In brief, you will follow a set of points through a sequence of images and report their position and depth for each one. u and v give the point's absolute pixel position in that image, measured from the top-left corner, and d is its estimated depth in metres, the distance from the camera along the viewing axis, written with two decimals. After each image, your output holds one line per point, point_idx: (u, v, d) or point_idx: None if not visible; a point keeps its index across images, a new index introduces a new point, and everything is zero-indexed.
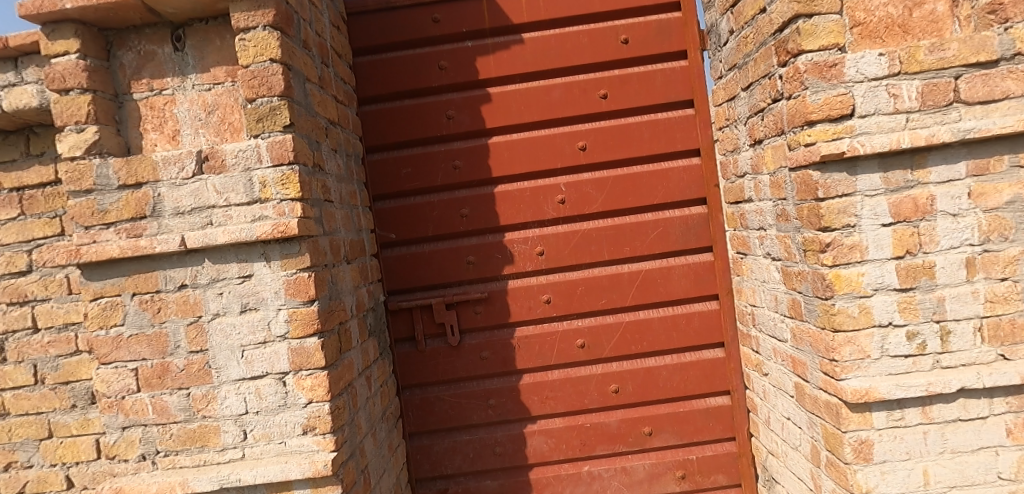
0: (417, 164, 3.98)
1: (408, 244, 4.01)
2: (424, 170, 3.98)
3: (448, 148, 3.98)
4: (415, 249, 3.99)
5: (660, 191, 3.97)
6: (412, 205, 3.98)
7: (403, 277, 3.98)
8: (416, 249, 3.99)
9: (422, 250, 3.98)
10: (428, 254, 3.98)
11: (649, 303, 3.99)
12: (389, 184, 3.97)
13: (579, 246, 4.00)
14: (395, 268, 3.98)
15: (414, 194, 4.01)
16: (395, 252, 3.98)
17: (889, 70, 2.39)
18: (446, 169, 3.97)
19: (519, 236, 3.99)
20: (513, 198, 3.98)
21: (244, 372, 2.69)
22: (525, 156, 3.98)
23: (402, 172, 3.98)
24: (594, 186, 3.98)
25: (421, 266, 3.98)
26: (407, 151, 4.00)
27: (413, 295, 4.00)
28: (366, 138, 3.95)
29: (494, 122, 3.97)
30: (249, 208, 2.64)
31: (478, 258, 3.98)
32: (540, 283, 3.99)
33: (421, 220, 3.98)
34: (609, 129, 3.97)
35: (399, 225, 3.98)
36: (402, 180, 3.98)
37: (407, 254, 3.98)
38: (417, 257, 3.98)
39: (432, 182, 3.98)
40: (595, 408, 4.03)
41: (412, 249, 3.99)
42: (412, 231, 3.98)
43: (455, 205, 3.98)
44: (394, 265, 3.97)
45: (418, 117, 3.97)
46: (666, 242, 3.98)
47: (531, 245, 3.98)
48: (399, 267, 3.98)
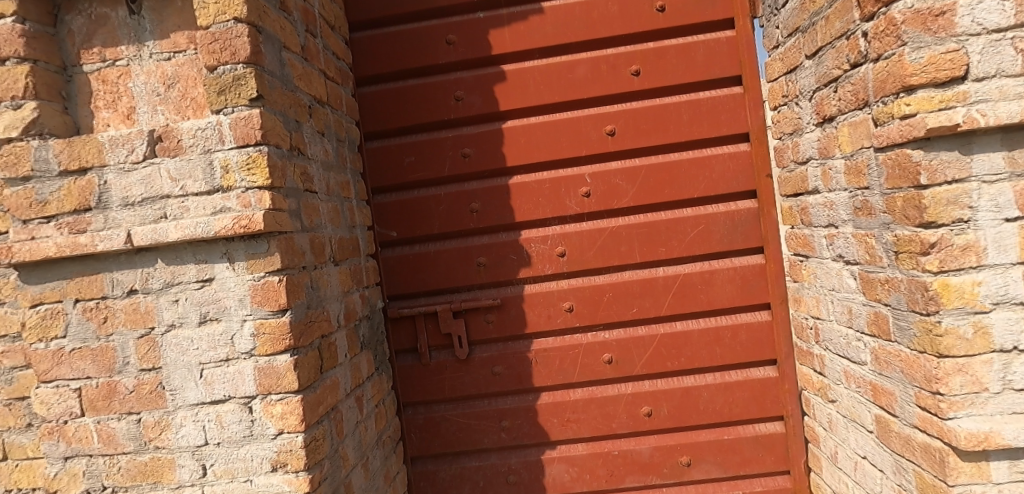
0: (421, 153, 3.51)
1: (412, 244, 3.55)
2: (429, 159, 3.51)
3: (456, 134, 3.50)
4: (418, 249, 3.52)
5: (702, 183, 3.48)
6: (414, 199, 3.51)
7: (405, 281, 3.52)
8: (419, 249, 3.52)
9: (426, 250, 3.51)
10: (433, 255, 3.51)
11: (689, 312, 3.49)
12: (390, 175, 3.52)
13: (606, 247, 3.48)
14: (395, 271, 3.51)
15: (418, 186, 3.55)
16: (396, 252, 3.53)
17: (1016, 19, 1.83)
18: (454, 159, 3.50)
19: (538, 234, 3.49)
20: (531, 191, 3.48)
21: (203, 395, 2.25)
22: (545, 143, 3.48)
23: (404, 162, 3.52)
24: (625, 177, 3.47)
25: (426, 269, 3.51)
26: (410, 138, 3.53)
27: (416, 301, 3.54)
28: (364, 122, 3.50)
29: (510, 105, 3.48)
30: (209, 199, 2.17)
31: (491, 260, 3.49)
32: (561, 289, 3.48)
33: (425, 216, 3.51)
34: (642, 112, 3.47)
35: (400, 222, 3.52)
36: (405, 170, 3.52)
37: (410, 255, 3.51)
38: (420, 258, 3.51)
39: (438, 173, 3.51)
40: (625, 433, 3.52)
41: (415, 249, 3.53)
42: (414, 228, 3.52)
43: (464, 199, 3.50)
44: (394, 267, 3.51)
45: (422, 99, 3.50)
46: (709, 242, 3.48)
47: (551, 245, 3.48)
48: (399, 269, 3.51)
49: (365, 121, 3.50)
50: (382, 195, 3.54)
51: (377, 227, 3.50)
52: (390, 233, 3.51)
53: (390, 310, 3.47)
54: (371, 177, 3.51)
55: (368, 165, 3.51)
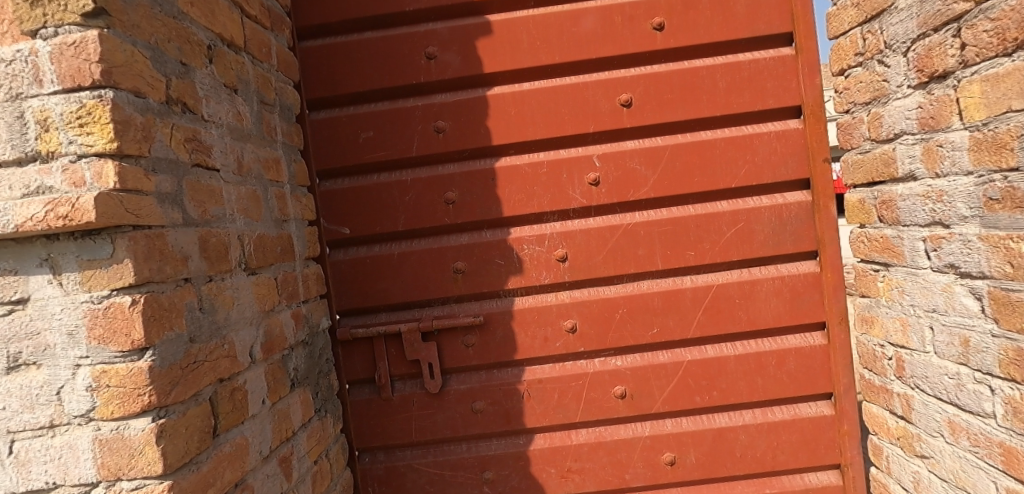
0: (382, 127, 2.72)
1: (370, 244, 2.76)
2: (392, 135, 2.72)
3: (428, 103, 2.71)
4: (377, 250, 2.73)
5: (742, 168, 2.76)
6: (373, 186, 2.72)
7: (361, 292, 2.73)
8: (378, 251, 2.73)
9: (388, 252, 2.72)
10: (396, 259, 2.72)
11: (723, 334, 2.78)
12: (341, 155, 2.73)
13: (618, 249, 2.73)
14: (348, 279, 2.72)
15: (377, 171, 2.76)
16: (348, 255, 2.73)
17: None
18: (425, 134, 2.71)
19: (532, 234, 2.71)
20: (523, 177, 2.70)
21: (14, 483, 1.41)
22: (542, 115, 2.71)
23: (358, 138, 2.72)
24: (644, 159, 2.73)
25: (387, 276, 2.72)
26: (367, 108, 2.74)
27: (375, 319, 2.75)
28: (305, 86, 2.69)
29: (497, 66, 2.70)
30: (18, 173, 1.37)
31: (472, 265, 2.71)
32: (561, 303, 2.72)
33: (387, 208, 2.72)
34: (668, 77, 2.74)
35: (353, 216, 2.72)
36: (360, 149, 2.72)
37: (367, 258, 2.72)
38: (380, 263, 2.72)
39: (403, 153, 2.72)
40: (640, 486, 2.79)
41: (373, 251, 2.74)
42: (373, 225, 2.72)
43: (438, 186, 2.71)
44: (345, 274, 2.72)
45: (384, 57, 2.71)
46: (749, 246, 2.76)
47: (551, 246, 2.71)
48: (352, 277, 2.72)
49: (308, 85, 2.71)
50: (331, 182, 2.75)
51: (323, 222, 2.71)
52: (341, 231, 2.72)
53: (338, 330, 2.66)
54: (316, 158, 2.72)
55: (312, 142, 2.72)
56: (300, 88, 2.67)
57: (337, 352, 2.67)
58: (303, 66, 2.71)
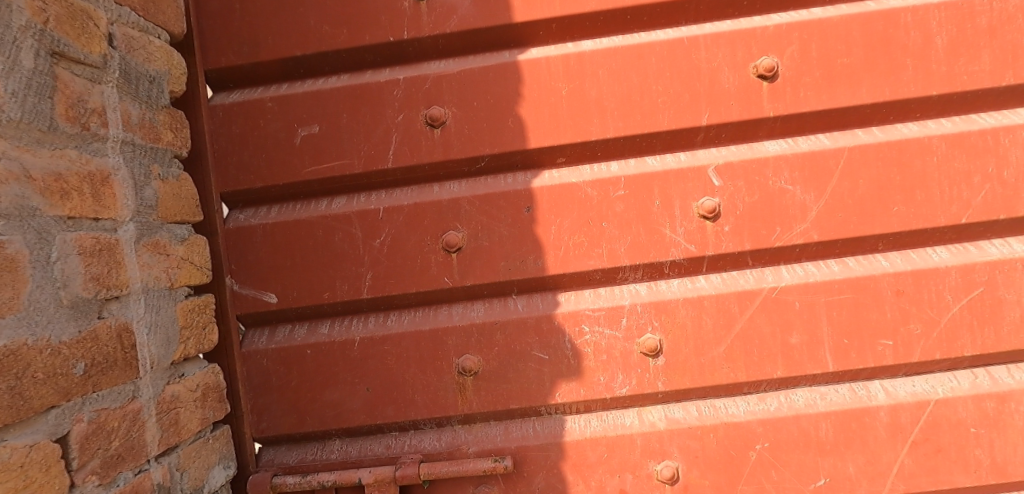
0: (333, 118, 1.55)
1: (316, 321, 1.59)
2: (351, 133, 1.55)
3: (414, 76, 1.54)
4: (326, 333, 1.56)
5: (979, 190, 1.47)
6: (317, 222, 1.55)
7: (297, 406, 1.56)
8: (328, 334, 1.56)
9: (344, 338, 1.55)
10: (357, 350, 1.54)
11: (945, 490, 1.48)
12: (263, 168, 1.56)
13: (753, 335, 1.50)
14: (273, 383, 1.56)
15: (328, 194, 1.59)
16: (276, 340, 1.57)
17: None
18: (409, 131, 1.54)
19: (597, 308, 1.52)
20: (581, 207, 1.52)
21: None
22: (616, 97, 1.52)
23: (293, 138, 1.56)
24: (799, 174, 1.50)
25: (341, 381, 1.54)
26: (309, 87, 1.57)
27: (319, 453, 1.57)
28: (198, 46, 1.53)
29: (538, 11, 1.52)
30: None
31: (490, 362, 1.52)
32: (650, 432, 1.51)
33: (340, 260, 1.54)
34: (843, 28, 1.49)
35: (283, 274, 1.56)
36: (294, 155, 1.56)
37: (307, 348, 1.55)
38: (330, 356, 1.55)
39: (370, 164, 1.55)
40: None
41: (319, 334, 1.56)
42: (316, 290, 1.55)
43: (431, 221, 1.53)
44: (270, 374, 1.56)
45: None
46: (991, 331, 1.48)
47: (632, 330, 1.51)
48: (283, 380, 1.56)
49: (198, 45, 1.53)
50: (249, 212, 1.59)
51: (230, 282, 1.55)
52: (264, 298, 1.56)
53: (252, 479, 1.50)
54: (219, 171, 1.56)
55: (213, 143, 1.56)
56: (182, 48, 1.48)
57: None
58: (198, 12, 1.55)
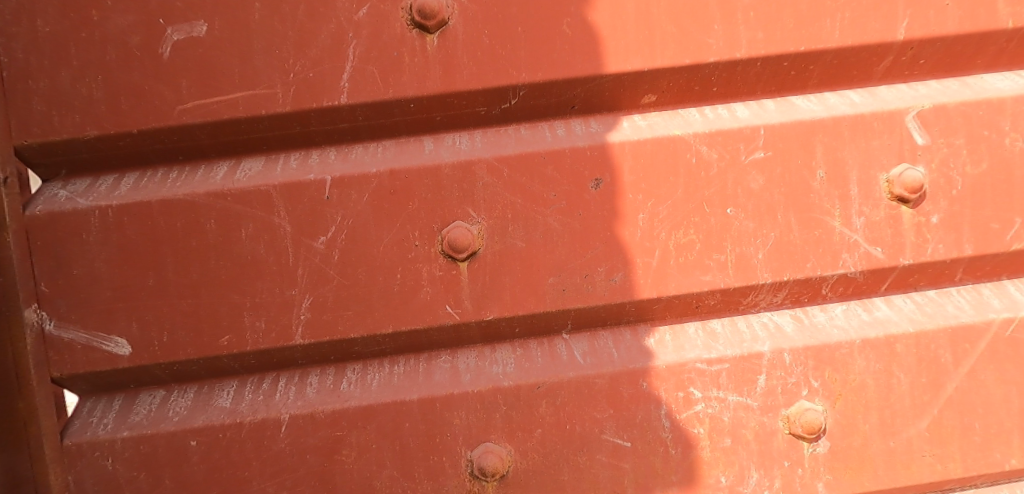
0: (233, 6, 0.81)
1: (206, 385, 0.86)
2: (269, 36, 0.81)
3: None
4: (225, 410, 0.84)
5: None
6: (206, 204, 0.82)
7: None
8: (229, 411, 0.83)
9: (260, 420, 0.83)
10: (284, 442, 0.83)
11: None
12: (97, 102, 0.81)
13: (976, 401, 0.89)
14: None
15: (229, 153, 0.86)
16: (130, 427, 0.83)
17: None
18: (379, 37, 0.82)
19: (716, 358, 0.87)
20: (691, 182, 0.86)
21: None
22: None
23: (154, 45, 0.81)
24: None
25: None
26: None
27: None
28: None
29: None
30: None
31: (529, 457, 0.85)
32: None
33: (250, 275, 0.82)
34: None
35: (138, 303, 0.82)
36: (159, 78, 0.81)
37: (187, 438, 0.82)
38: (231, 454, 0.82)
39: (306, 97, 0.83)
40: None
41: (211, 410, 0.83)
42: (205, 332, 0.82)
43: (422, 203, 0.83)
44: (118, 491, 0.82)
45: None
46: None
47: (777, 394, 0.88)
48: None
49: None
50: (77, 187, 0.84)
51: (33, 316, 0.81)
52: (107, 348, 0.82)
53: None
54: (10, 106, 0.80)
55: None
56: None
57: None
58: None
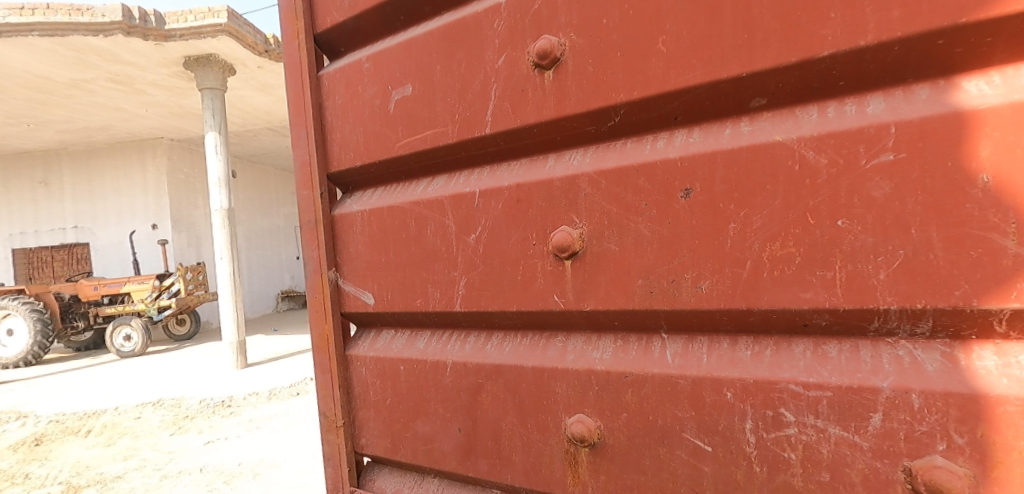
0: (425, 71, 1.09)
1: (417, 331, 1.20)
2: (445, 90, 1.07)
3: None
4: (420, 350, 1.17)
5: None
6: (411, 209, 1.15)
7: (389, 429, 1.20)
8: (422, 351, 1.17)
9: (436, 361, 1.14)
10: (450, 379, 1.12)
11: None
12: (359, 144, 1.21)
13: None
14: (369, 399, 1.23)
15: (428, 172, 1.16)
16: (374, 349, 1.24)
17: None
18: (512, 78, 0.99)
19: (815, 383, 0.79)
20: (791, 190, 0.79)
21: None
22: None
23: (386, 104, 1.16)
24: None
25: (434, 412, 1.14)
26: (405, 35, 1.14)
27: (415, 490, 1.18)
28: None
29: None
30: None
31: (615, 435, 0.93)
32: None
33: (432, 259, 1.12)
34: None
35: (376, 272, 1.20)
36: (387, 125, 1.16)
37: (401, 363, 1.18)
38: (422, 379, 1.15)
39: (466, 131, 1.06)
40: None
41: (414, 349, 1.18)
42: (408, 295, 1.16)
43: (541, 206, 0.99)
44: (367, 387, 1.24)
45: None
46: None
47: (897, 440, 0.75)
48: (377, 398, 1.22)
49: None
50: (355, 195, 1.27)
51: (333, 275, 1.25)
52: (362, 298, 1.23)
53: None
54: (324, 149, 1.26)
55: (314, 115, 1.25)
56: (282, 10, 1.27)
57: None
58: None
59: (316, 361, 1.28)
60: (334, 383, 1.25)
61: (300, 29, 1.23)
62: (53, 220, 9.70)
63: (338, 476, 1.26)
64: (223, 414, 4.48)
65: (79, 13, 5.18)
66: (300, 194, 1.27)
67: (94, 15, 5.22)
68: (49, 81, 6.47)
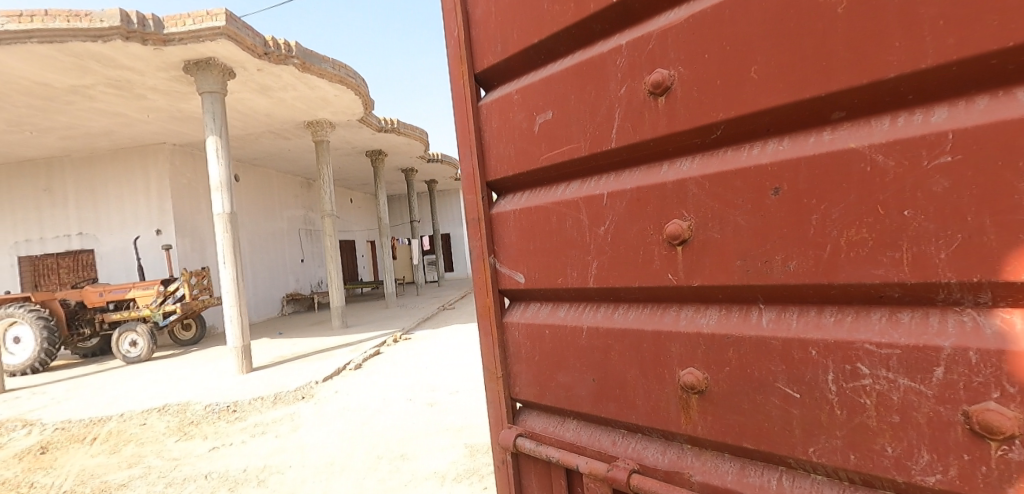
0: (561, 102, 1.31)
1: (555, 303, 1.41)
2: (580, 118, 1.28)
3: (638, 37, 1.19)
4: (563, 318, 1.38)
5: None
6: (551, 207, 1.35)
7: (534, 377, 1.42)
8: (562, 318, 1.37)
9: (572, 329, 1.34)
10: (586, 340, 1.32)
11: None
12: (506, 156, 1.43)
13: None
14: (521, 358, 1.45)
15: (567, 175, 1.36)
16: (524, 316, 1.45)
17: None
18: (632, 106, 1.20)
19: (886, 343, 0.97)
20: (865, 187, 0.97)
21: None
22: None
23: (531, 124, 1.37)
24: None
25: (575, 364, 1.34)
26: (541, 76, 1.37)
27: (557, 428, 1.40)
28: (463, 40, 1.48)
29: None
30: None
31: (719, 383, 1.13)
32: None
33: (570, 246, 1.32)
34: None
35: (521, 260, 1.41)
36: (529, 142, 1.38)
37: (544, 326, 1.39)
38: (564, 341, 1.36)
39: (596, 147, 1.26)
40: None
41: (557, 316, 1.39)
42: (550, 276, 1.36)
43: (662, 197, 1.18)
44: (519, 347, 1.46)
45: None
46: None
47: (957, 389, 0.91)
48: (528, 357, 1.43)
49: (463, 36, 1.49)
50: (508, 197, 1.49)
51: (493, 261, 1.48)
52: (513, 277, 1.45)
53: (500, 436, 1.45)
54: (483, 163, 1.49)
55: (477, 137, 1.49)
56: (452, 56, 1.54)
57: (506, 462, 1.45)
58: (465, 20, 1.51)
59: (482, 325, 1.53)
60: (494, 343, 1.48)
61: (463, 68, 1.47)
62: (131, 226, 10.38)
63: (499, 416, 1.50)
64: (271, 436, 4.95)
65: (78, 21, 5.94)
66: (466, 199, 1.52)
67: (93, 21, 5.98)
68: (140, 74, 7.21)
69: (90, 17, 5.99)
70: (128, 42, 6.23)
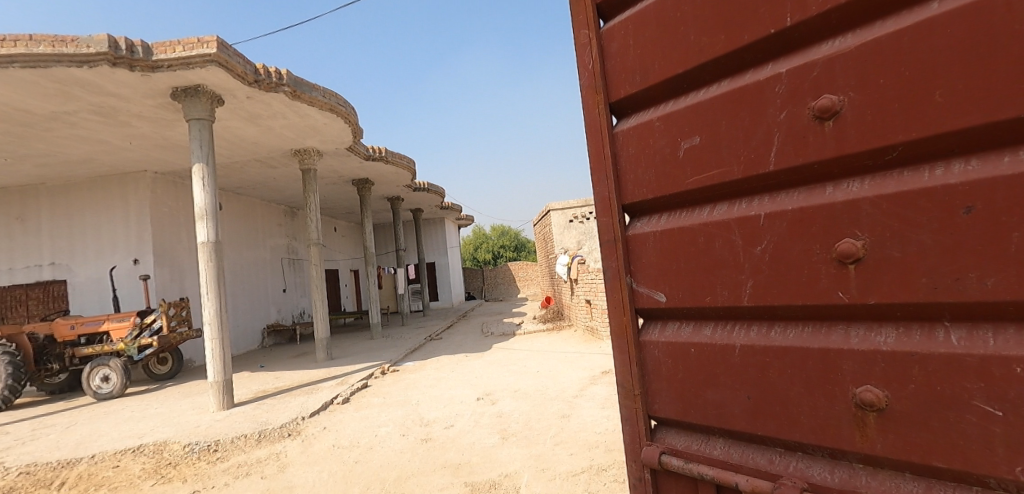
0: (711, 127, 1.40)
1: (699, 322, 1.49)
2: (732, 141, 1.37)
3: (800, 66, 1.26)
4: (708, 336, 1.45)
5: None
6: (697, 228, 1.44)
7: (678, 397, 1.50)
8: (710, 336, 1.44)
9: (722, 346, 1.41)
10: (739, 358, 1.38)
11: None
12: (646, 181, 1.55)
13: None
14: (660, 374, 1.54)
15: (710, 199, 1.46)
16: (665, 335, 1.54)
17: None
18: (793, 128, 1.27)
19: None
20: None
21: None
22: None
23: (676, 151, 1.48)
24: None
25: (722, 384, 1.41)
26: (690, 100, 1.47)
27: (702, 446, 1.49)
28: (599, 73, 1.64)
29: None
30: None
31: (902, 402, 1.14)
32: None
33: (720, 266, 1.40)
34: None
35: (664, 279, 1.51)
36: (673, 167, 1.49)
37: (688, 345, 1.48)
38: (712, 359, 1.43)
39: (751, 169, 1.34)
40: None
41: (702, 335, 1.46)
42: (697, 295, 1.45)
43: (826, 219, 1.23)
44: (660, 365, 1.55)
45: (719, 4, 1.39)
46: None
47: None
48: (669, 374, 1.52)
49: (600, 71, 1.64)
50: (643, 219, 1.60)
51: (630, 280, 1.58)
52: (653, 296, 1.54)
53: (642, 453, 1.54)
54: (620, 188, 1.61)
55: (613, 162, 1.62)
56: (585, 87, 1.69)
57: (647, 477, 1.56)
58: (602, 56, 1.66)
59: (617, 343, 1.63)
60: (632, 360, 1.59)
61: (600, 98, 1.63)
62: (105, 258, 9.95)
63: (636, 432, 1.59)
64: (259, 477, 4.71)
65: (63, 45, 5.76)
66: (600, 220, 1.65)
67: (78, 46, 5.81)
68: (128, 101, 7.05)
69: (76, 42, 5.82)
70: (116, 68, 6.07)
